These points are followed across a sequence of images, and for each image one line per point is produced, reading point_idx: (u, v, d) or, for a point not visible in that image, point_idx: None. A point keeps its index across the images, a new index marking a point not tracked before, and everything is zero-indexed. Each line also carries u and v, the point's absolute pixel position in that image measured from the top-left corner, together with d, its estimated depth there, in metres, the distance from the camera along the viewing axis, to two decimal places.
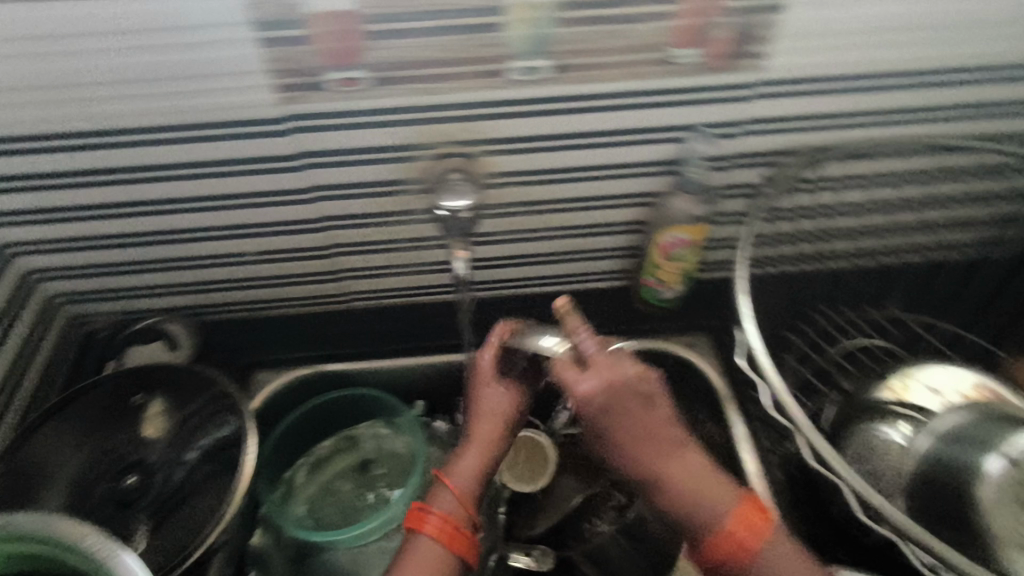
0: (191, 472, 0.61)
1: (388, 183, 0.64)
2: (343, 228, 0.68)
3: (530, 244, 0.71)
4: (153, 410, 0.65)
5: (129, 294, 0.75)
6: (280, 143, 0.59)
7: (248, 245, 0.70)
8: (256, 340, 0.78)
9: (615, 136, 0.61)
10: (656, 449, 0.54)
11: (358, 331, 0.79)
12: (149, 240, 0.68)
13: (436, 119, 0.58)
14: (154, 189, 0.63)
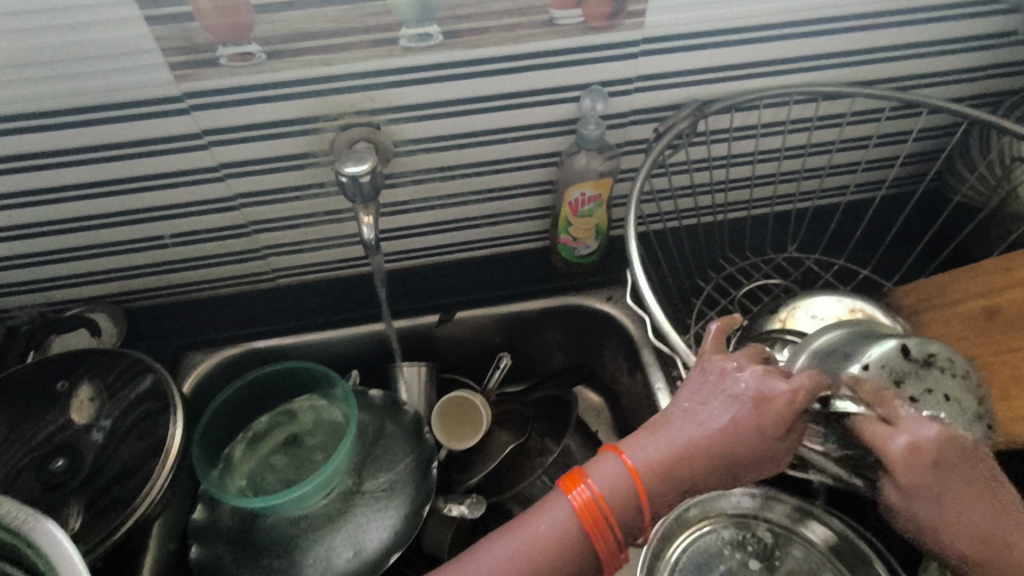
0: (119, 454, 0.62)
1: (297, 156, 0.65)
2: (258, 204, 0.69)
3: (446, 210, 0.73)
4: (80, 395, 0.66)
5: (47, 285, 0.75)
6: (183, 121, 0.60)
7: (165, 227, 0.70)
8: (184, 323, 0.79)
9: (514, 98, 0.64)
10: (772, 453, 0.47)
11: (288, 307, 0.81)
12: (62, 228, 0.68)
13: (336, 90, 0.60)
14: (59, 174, 0.63)
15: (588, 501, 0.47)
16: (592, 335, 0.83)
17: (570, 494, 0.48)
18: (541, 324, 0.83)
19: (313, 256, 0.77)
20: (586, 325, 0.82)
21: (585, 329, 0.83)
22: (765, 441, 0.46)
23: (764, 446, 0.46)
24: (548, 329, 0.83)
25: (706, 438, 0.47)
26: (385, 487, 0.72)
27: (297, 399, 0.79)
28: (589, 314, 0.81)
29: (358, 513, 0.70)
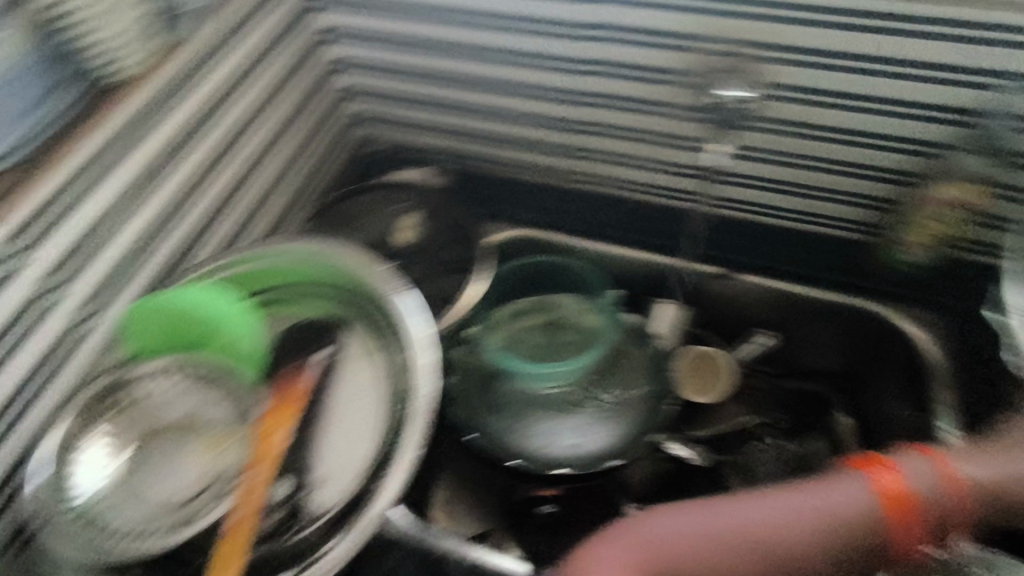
0: (431, 271, 0.79)
1: (664, 72, 0.68)
2: (607, 107, 0.74)
3: (778, 170, 0.72)
4: (411, 220, 0.82)
5: (409, 128, 0.87)
6: (585, 10, 0.67)
7: (519, 104, 0.78)
8: (493, 196, 0.89)
9: (912, 67, 0.60)
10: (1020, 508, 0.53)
11: (583, 211, 0.86)
12: (443, 81, 0.80)
13: (735, 15, 0.62)
14: (468, 33, 0.73)
15: (898, 487, 0.50)
16: (874, 351, 0.77)
17: (880, 474, 0.50)
18: (817, 318, 0.78)
19: (629, 171, 0.79)
20: (866, 336, 0.77)
21: (862, 339, 0.77)
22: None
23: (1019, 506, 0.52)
24: (824, 326, 0.78)
25: (981, 485, 0.51)
26: (617, 402, 0.73)
27: (562, 296, 0.82)
28: (875, 325, 0.77)
29: (589, 412, 0.72)
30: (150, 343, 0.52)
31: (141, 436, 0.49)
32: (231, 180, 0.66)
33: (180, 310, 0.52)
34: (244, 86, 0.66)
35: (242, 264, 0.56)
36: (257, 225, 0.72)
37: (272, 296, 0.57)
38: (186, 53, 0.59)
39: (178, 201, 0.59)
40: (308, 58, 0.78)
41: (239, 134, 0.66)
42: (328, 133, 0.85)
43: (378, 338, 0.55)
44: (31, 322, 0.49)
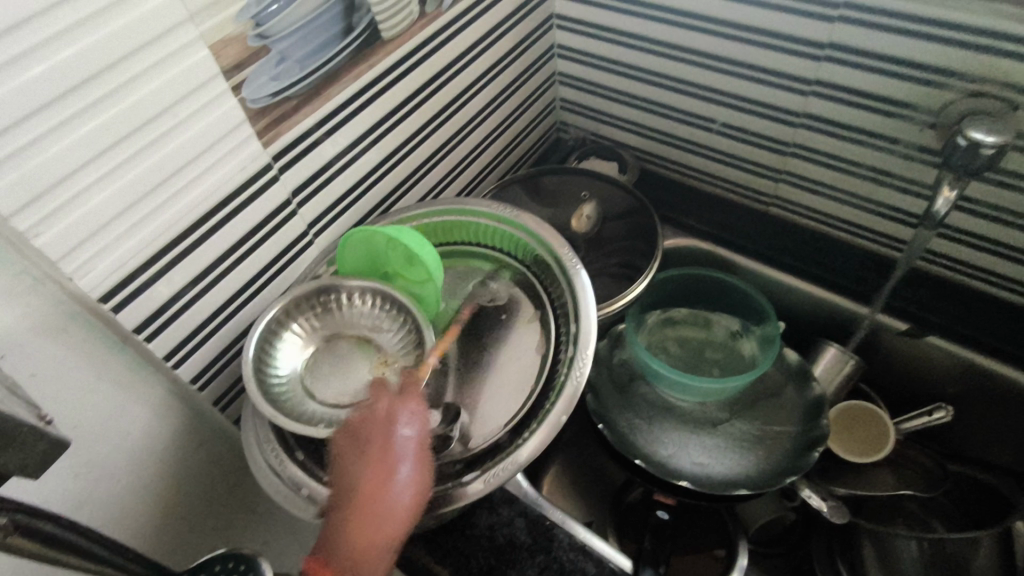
0: (597, 267, 0.75)
1: (898, 103, 0.63)
2: (820, 132, 0.70)
3: (1009, 231, 0.64)
4: (586, 211, 0.80)
5: (609, 118, 0.91)
6: (821, 28, 0.62)
7: (726, 115, 0.77)
8: (675, 199, 0.89)
9: None
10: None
11: (766, 233, 0.83)
12: (656, 80, 0.80)
13: (1005, 54, 0.54)
14: (690, 37, 0.73)
15: None
16: None
17: None
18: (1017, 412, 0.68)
19: (826, 201, 0.76)
20: None
21: None
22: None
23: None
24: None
25: None
26: (757, 435, 0.72)
27: (717, 313, 0.84)
28: None
29: (720, 437, 0.72)
30: (356, 262, 0.60)
31: (327, 340, 0.58)
32: (445, 140, 0.73)
33: (385, 243, 0.57)
34: (473, 60, 0.71)
35: (443, 213, 0.62)
36: (455, 183, 0.80)
37: (461, 249, 0.63)
38: (439, 22, 0.63)
39: (402, 152, 0.67)
40: (536, 40, 0.82)
41: (460, 102, 0.73)
42: (535, 108, 0.90)
43: (546, 305, 0.58)
44: (279, 223, 0.58)
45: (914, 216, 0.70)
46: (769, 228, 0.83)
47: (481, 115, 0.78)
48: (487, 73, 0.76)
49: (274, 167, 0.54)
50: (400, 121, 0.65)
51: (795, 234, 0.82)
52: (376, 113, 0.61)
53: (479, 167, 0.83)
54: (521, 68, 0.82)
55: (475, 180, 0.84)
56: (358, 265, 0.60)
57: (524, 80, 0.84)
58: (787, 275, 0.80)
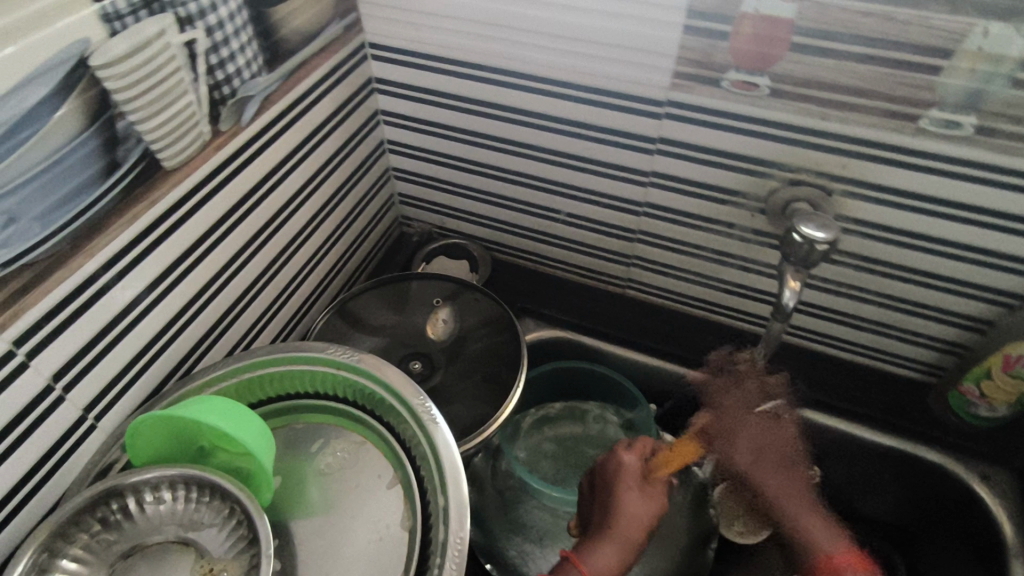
0: (459, 384, 0.68)
1: (728, 191, 0.64)
2: (660, 219, 0.70)
3: (843, 300, 0.67)
4: (441, 316, 0.73)
5: (452, 211, 0.85)
6: (650, 124, 0.62)
7: (568, 205, 0.75)
8: (531, 289, 0.85)
9: (1009, 221, 0.54)
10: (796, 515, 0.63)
11: (625, 316, 0.82)
12: (494, 173, 0.76)
13: (814, 146, 0.57)
14: (522, 132, 0.70)
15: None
16: (943, 506, 0.69)
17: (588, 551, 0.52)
18: (876, 466, 0.71)
19: (675, 281, 0.77)
20: (939, 492, 0.69)
21: (933, 494, 0.69)
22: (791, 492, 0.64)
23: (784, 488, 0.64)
24: (885, 476, 0.71)
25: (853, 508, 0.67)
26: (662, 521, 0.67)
27: (590, 403, 0.80)
28: (948, 483, 0.68)
29: None
30: (152, 453, 0.47)
31: (124, 556, 0.45)
32: (264, 266, 0.63)
33: (179, 425, 0.45)
34: (287, 174, 0.63)
35: (262, 367, 0.52)
36: (285, 307, 0.69)
37: (292, 402, 0.53)
38: (237, 141, 0.54)
39: (207, 293, 0.56)
40: (362, 139, 0.75)
41: (277, 221, 0.63)
42: (372, 208, 0.83)
43: (406, 464, 0.49)
44: (40, 417, 0.44)
45: (758, 291, 0.72)
46: (628, 310, 0.82)
47: (306, 229, 0.69)
48: (307, 185, 0.67)
49: (19, 352, 0.41)
50: (200, 258, 0.54)
51: (653, 314, 0.81)
52: (164, 256, 0.50)
53: (311, 284, 0.73)
54: (348, 170, 0.74)
55: (310, 299, 0.74)
56: (155, 455, 0.47)
57: (354, 183, 0.76)
58: (652, 358, 0.79)
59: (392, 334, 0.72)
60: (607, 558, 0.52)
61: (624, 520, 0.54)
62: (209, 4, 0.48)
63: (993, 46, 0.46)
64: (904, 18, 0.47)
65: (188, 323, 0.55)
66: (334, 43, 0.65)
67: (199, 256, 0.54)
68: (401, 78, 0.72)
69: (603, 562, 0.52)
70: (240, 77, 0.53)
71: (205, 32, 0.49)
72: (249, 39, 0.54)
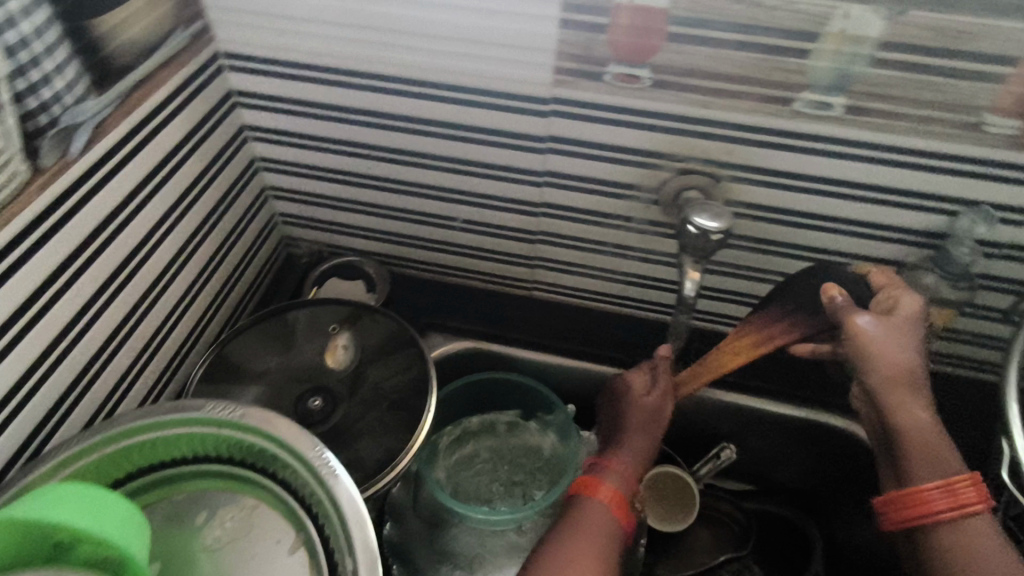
0: (366, 415, 0.63)
1: (622, 185, 0.63)
2: (558, 218, 0.69)
3: (740, 282, 0.69)
4: (340, 342, 0.67)
5: (341, 227, 0.80)
6: (537, 124, 0.60)
7: (463, 211, 0.72)
8: (435, 301, 0.81)
9: (885, 192, 0.56)
10: (909, 412, 0.54)
11: (534, 319, 0.80)
12: (381, 184, 0.71)
13: (700, 134, 0.57)
14: (405, 139, 0.65)
15: (612, 498, 0.54)
16: (846, 466, 0.72)
17: (592, 496, 0.54)
18: (784, 437, 0.74)
19: (580, 278, 0.75)
20: (841, 453, 0.72)
21: (837, 456, 0.73)
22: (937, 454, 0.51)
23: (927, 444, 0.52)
24: (793, 444, 0.74)
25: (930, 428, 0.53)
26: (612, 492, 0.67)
27: (507, 412, 0.78)
28: (849, 444, 0.71)
29: None
30: None
31: None
32: (123, 316, 0.55)
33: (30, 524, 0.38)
34: (140, 208, 0.55)
35: (126, 437, 0.45)
36: (156, 357, 0.62)
37: (169, 471, 0.47)
38: (66, 178, 0.46)
39: (49, 358, 0.48)
40: (229, 159, 0.68)
41: (133, 263, 0.55)
42: (250, 234, 0.75)
43: (309, 525, 0.44)
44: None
45: (661, 280, 0.72)
46: (536, 312, 0.80)
47: (171, 268, 0.61)
48: (167, 217, 0.59)
49: None
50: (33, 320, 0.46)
51: (562, 313, 0.80)
52: None
53: (187, 326, 0.66)
54: (217, 196, 0.67)
55: (187, 342, 0.67)
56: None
57: (225, 209, 0.69)
58: (564, 358, 0.77)
59: (285, 370, 0.65)
60: (625, 474, 0.57)
61: (632, 451, 0.60)
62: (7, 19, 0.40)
63: (855, 27, 0.47)
64: (771, 3, 0.47)
65: (29, 397, 0.47)
66: (180, 56, 0.57)
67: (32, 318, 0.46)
68: (265, 90, 0.65)
69: (619, 479, 0.57)
70: (61, 102, 0.46)
71: (5, 52, 0.41)
72: (69, 58, 0.46)
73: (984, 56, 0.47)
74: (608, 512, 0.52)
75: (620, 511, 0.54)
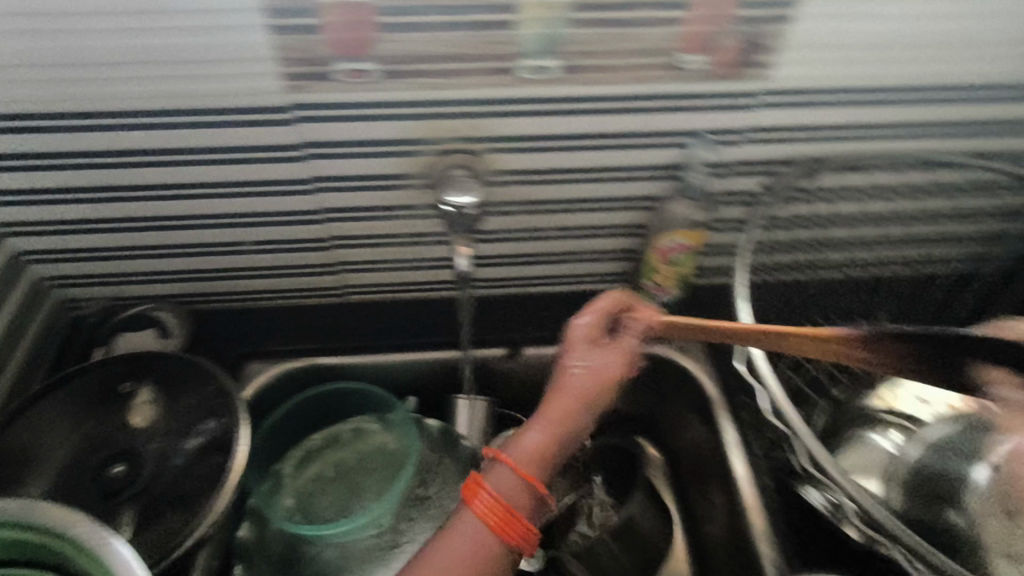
0: (174, 465, 0.59)
1: (391, 176, 0.63)
2: (342, 221, 0.68)
3: (530, 244, 0.72)
4: (140, 399, 0.64)
5: (120, 279, 0.73)
6: (285, 133, 0.59)
7: (245, 235, 0.68)
8: (246, 331, 0.77)
9: (622, 137, 0.62)
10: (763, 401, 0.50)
11: (353, 325, 0.79)
12: (145, 225, 0.66)
13: (444, 115, 0.58)
14: (153, 173, 0.61)
15: (494, 503, 0.46)
16: (663, 385, 0.79)
17: (473, 503, 0.46)
18: None
19: (386, 274, 0.76)
20: (656, 374, 0.79)
21: (653, 378, 0.79)
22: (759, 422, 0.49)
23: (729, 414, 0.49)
24: None
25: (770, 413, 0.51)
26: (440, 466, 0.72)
27: (349, 421, 0.77)
28: (659, 363, 0.78)
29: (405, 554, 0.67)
30: None
31: None
32: None
33: None
34: None
35: None
36: None
37: None
38: None
39: None
40: None
41: None
42: (9, 310, 0.68)
43: None
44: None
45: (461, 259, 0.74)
46: (354, 317, 0.79)
47: None
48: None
49: None
50: None
51: (380, 313, 0.79)
52: None
53: None
54: None
55: None
56: None
57: None
58: (391, 355, 0.77)
59: (80, 442, 0.61)
60: (518, 467, 0.48)
61: (551, 439, 0.51)
62: None
63: None
64: None
65: None
66: None
67: None
68: None
69: (507, 474, 0.48)
70: None
71: None
72: None
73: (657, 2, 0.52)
74: (486, 529, 0.45)
75: (499, 523, 0.45)
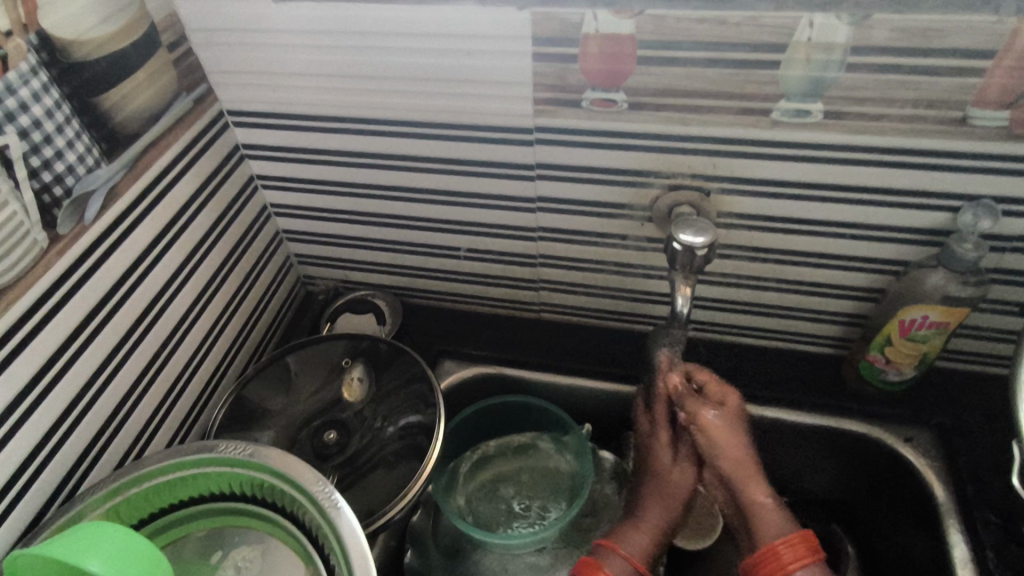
0: (379, 443, 0.65)
1: (613, 206, 0.64)
2: (556, 241, 0.70)
3: (745, 290, 0.68)
4: (355, 375, 0.70)
5: (351, 264, 0.82)
6: (524, 152, 0.61)
7: (457, 240, 0.74)
8: (447, 329, 0.83)
9: (877, 196, 0.56)
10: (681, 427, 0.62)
11: (544, 341, 0.80)
12: (381, 222, 0.74)
13: (681, 151, 0.57)
14: (402, 177, 0.68)
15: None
16: (879, 474, 0.70)
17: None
18: (815, 448, 0.72)
19: (585, 298, 0.76)
20: (870, 461, 0.69)
21: (867, 465, 0.70)
22: (752, 472, 0.57)
23: (749, 460, 0.58)
24: (820, 452, 0.72)
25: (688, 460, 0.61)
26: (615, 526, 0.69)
27: (524, 434, 0.77)
28: (875, 449, 0.69)
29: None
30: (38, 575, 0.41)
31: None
32: (142, 367, 0.59)
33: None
34: (155, 262, 0.59)
35: (144, 480, 0.49)
36: (178, 405, 0.65)
37: (200, 506, 0.51)
38: (82, 243, 0.51)
39: (75, 410, 0.53)
40: (241, 208, 0.71)
41: (147, 317, 0.59)
42: (266, 276, 0.78)
43: (318, 558, 0.47)
44: None
45: (664, 295, 0.72)
46: (545, 334, 0.81)
47: (191, 313, 0.65)
48: (185, 266, 0.63)
49: None
50: (46, 391, 0.50)
51: (572, 333, 0.80)
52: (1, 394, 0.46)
53: (212, 365, 0.70)
54: (233, 241, 0.71)
55: (212, 383, 0.71)
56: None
57: (242, 251, 0.72)
58: (575, 379, 0.77)
59: (285, 416, 0.67)
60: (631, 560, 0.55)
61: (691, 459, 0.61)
62: (7, 115, 0.45)
63: (822, 35, 0.47)
64: (734, 20, 0.48)
65: (66, 437, 0.52)
66: (185, 118, 0.61)
67: (44, 391, 0.50)
68: (269, 141, 0.68)
69: (623, 567, 0.54)
70: (73, 173, 0.50)
71: (20, 135, 0.46)
72: (81, 129, 0.51)
73: (957, 51, 0.46)
74: None
75: None
